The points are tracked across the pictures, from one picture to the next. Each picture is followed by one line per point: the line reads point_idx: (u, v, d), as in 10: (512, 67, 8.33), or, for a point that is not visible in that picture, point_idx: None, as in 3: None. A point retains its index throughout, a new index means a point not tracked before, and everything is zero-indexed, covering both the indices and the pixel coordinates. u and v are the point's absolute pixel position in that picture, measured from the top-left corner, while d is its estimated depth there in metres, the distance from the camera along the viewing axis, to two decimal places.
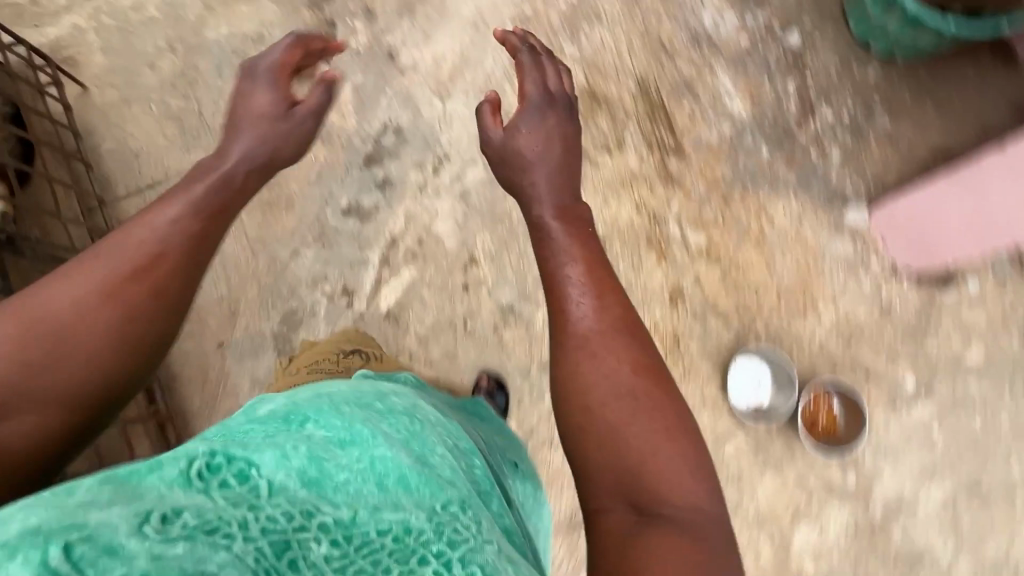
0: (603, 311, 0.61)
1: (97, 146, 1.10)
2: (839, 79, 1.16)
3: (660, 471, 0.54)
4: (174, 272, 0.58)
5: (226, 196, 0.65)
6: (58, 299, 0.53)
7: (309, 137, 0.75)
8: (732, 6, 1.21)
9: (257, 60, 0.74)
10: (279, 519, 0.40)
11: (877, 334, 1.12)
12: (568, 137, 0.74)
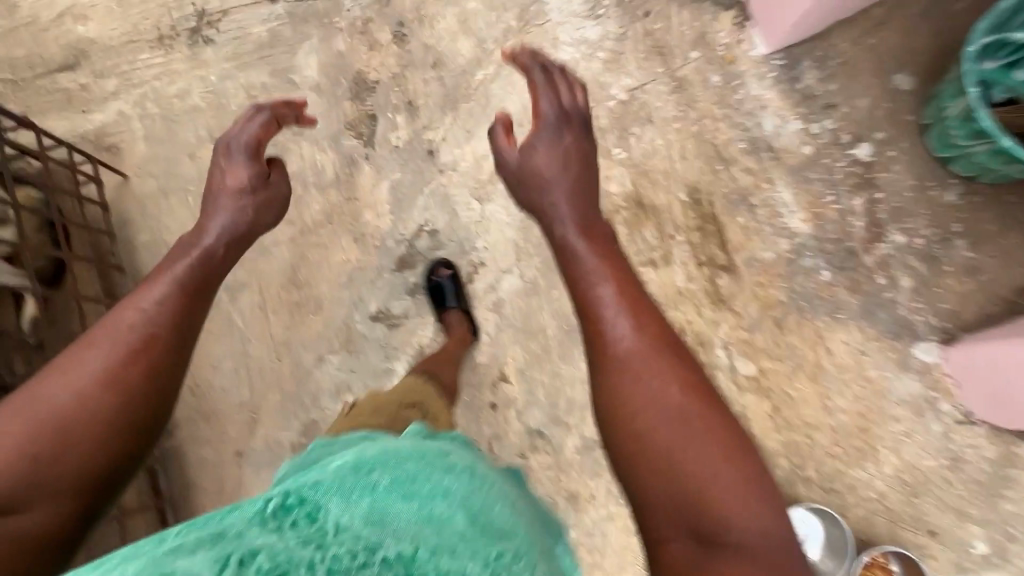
0: (643, 332, 0.65)
1: (133, 240, 1.10)
2: (915, 201, 1.06)
3: (715, 491, 0.56)
4: (165, 345, 0.65)
5: (202, 270, 0.73)
6: (61, 388, 0.59)
7: (283, 201, 0.87)
8: (798, 112, 1.12)
9: (233, 138, 0.85)
10: (344, 558, 0.43)
11: (945, 491, 1.00)
12: (585, 168, 0.83)
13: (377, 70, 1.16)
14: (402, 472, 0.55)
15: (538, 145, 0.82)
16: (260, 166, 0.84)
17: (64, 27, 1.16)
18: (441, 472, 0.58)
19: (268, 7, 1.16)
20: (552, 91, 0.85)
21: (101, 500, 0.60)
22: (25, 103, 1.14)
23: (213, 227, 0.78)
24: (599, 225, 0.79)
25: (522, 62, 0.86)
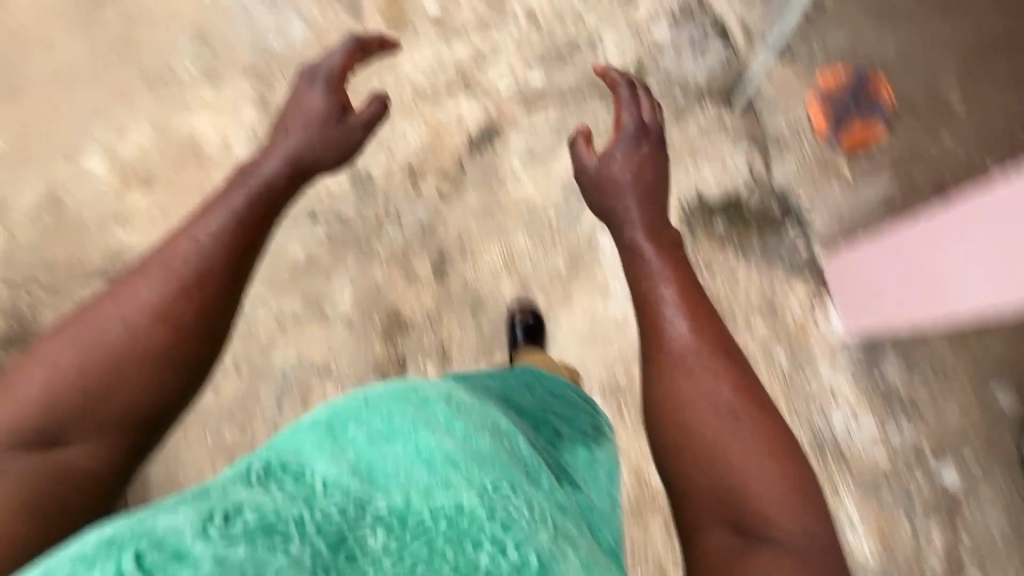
0: (702, 334, 0.58)
1: (147, 473, 1.06)
2: (1003, 546, 0.93)
3: (764, 490, 0.51)
4: (216, 278, 0.56)
5: (265, 200, 0.63)
6: (120, 315, 0.52)
7: (356, 144, 0.75)
8: (875, 413, 0.99)
9: (317, 65, 0.75)
10: (334, 516, 0.42)
11: None
12: (662, 175, 0.70)
13: (412, 306, 1.09)
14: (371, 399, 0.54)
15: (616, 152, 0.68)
16: (343, 99, 0.74)
17: (106, 231, 1.15)
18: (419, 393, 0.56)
19: (308, 226, 1.13)
20: (637, 106, 0.71)
21: (152, 433, 0.53)
22: (58, 314, 1.12)
23: (265, 164, 0.67)
24: (666, 227, 0.68)
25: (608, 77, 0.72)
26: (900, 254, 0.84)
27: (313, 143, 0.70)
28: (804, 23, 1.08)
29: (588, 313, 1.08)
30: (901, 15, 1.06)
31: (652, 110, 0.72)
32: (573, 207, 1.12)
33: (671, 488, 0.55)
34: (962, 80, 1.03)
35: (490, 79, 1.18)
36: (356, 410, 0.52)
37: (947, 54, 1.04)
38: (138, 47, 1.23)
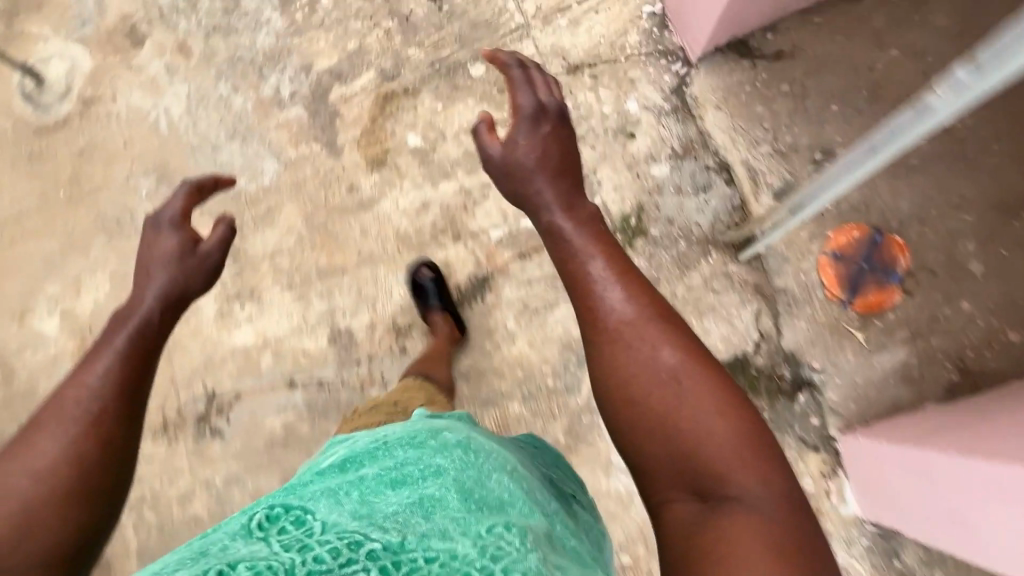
0: (637, 300, 0.56)
1: None
2: None
3: (720, 451, 0.49)
4: (117, 413, 0.53)
5: (150, 332, 0.59)
6: (17, 478, 0.48)
7: (218, 272, 0.68)
8: None
9: (161, 211, 0.68)
10: (325, 558, 0.38)
11: None
12: (569, 155, 0.66)
13: None
14: (393, 459, 0.58)
15: (518, 135, 0.63)
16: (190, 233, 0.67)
17: None
18: (433, 453, 0.59)
19: (285, 394, 1.04)
20: (532, 85, 0.66)
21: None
22: None
23: (145, 297, 0.62)
24: (581, 201, 0.64)
25: (497, 57, 0.67)
26: (915, 484, 0.80)
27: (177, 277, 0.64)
28: (813, 171, 1.03)
29: (590, 488, 1.01)
30: (915, 165, 1.00)
31: (546, 85, 0.68)
32: (572, 369, 1.04)
33: (633, 462, 0.52)
34: (981, 238, 0.97)
35: (479, 225, 1.10)
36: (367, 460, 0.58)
37: (965, 209, 0.98)
38: (94, 190, 1.12)
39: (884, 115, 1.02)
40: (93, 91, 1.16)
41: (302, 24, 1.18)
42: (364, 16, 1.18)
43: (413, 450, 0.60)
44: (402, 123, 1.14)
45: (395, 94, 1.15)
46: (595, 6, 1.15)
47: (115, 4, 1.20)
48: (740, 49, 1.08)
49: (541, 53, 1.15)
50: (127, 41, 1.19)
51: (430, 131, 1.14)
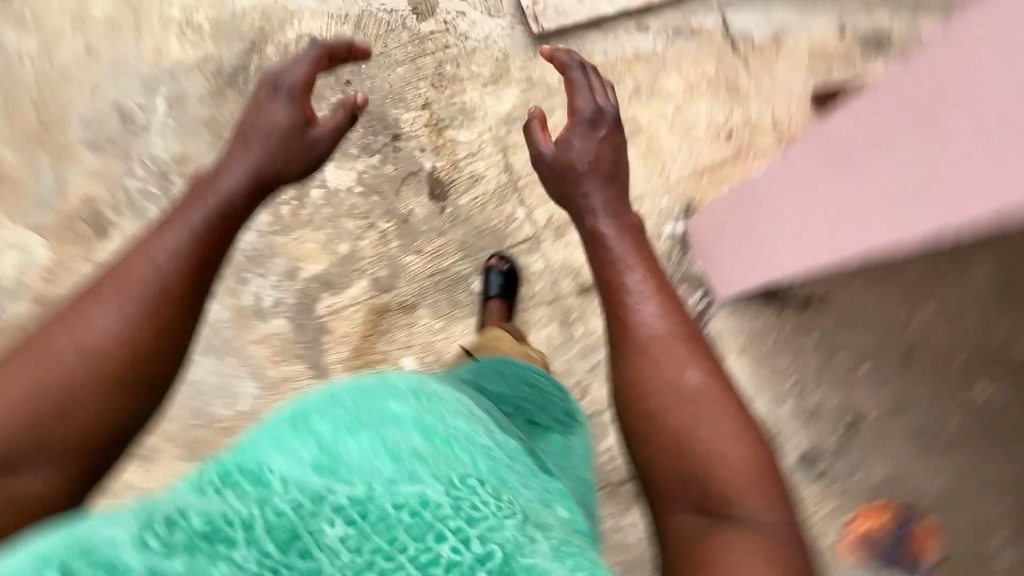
0: (671, 315, 0.53)
1: None
2: None
3: (731, 469, 0.47)
4: (182, 302, 0.49)
5: (231, 216, 0.55)
6: (67, 346, 0.45)
7: (319, 162, 0.65)
8: None
9: (280, 72, 0.65)
10: (285, 511, 0.37)
11: None
12: (620, 161, 0.66)
13: None
14: (342, 405, 0.52)
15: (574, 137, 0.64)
16: (306, 110, 0.64)
17: None
18: (387, 399, 0.53)
19: None
20: (590, 89, 0.67)
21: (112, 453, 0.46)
22: None
23: (227, 178, 0.58)
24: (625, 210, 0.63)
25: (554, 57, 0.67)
26: None
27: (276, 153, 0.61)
28: (839, 439, 0.96)
29: None
30: (946, 443, 0.94)
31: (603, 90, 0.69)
32: None
33: (636, 463, 0.51)
34: (1010, 530, 0.91)
35: None
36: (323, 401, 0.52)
37: (995, 498, 0.93)
38: None
39: (917, 384, 0.95)
40: (49, 288, 1.04)
41: (287, 219, 1.07)
42: (359, 213, 1.07)
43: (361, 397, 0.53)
44: (396, 343, 1.04)
45: (390, 308, 1.05)
46: None
47: (77, 184, 1.07)
48: (769, 296, 0.99)
49: (551, 268, 1.06)
50: (90, 230, 1.06)
51: (427, 353, 1.04)
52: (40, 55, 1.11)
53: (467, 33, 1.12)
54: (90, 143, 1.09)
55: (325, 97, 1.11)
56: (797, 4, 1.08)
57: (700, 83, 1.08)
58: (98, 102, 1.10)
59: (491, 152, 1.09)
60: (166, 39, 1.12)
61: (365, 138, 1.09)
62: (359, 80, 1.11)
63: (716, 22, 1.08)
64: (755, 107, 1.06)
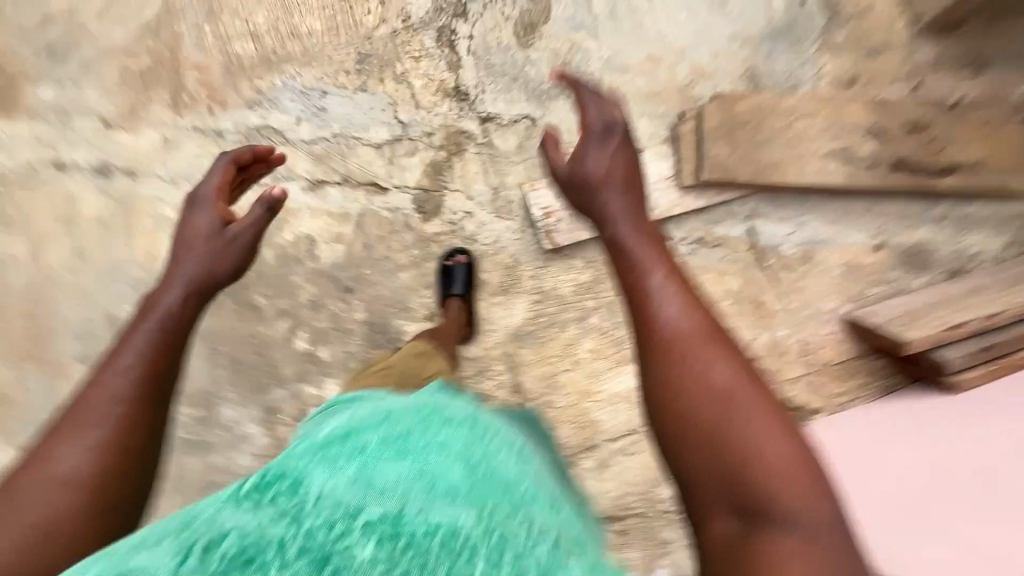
0: (696, 312, 0.50)
1: None
2: None
3: (776, 474, 0.44)
4: (140, 419, 0.52)
5: (178, 328, 0.57)
6: (37, 492, 0.47)
7: (249, 255, 0.67)
8: None
9: (197, 188, 0.69)
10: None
11: None
12: (635, 172, 0.64)
13: None
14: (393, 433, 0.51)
15: (587, 151, 0.62)
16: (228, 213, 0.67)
17: None
18: (436, 425, 0.54)
19: None
20: (600, 105, 0.66)
21: None
22: None
23: (164, 295, 0.59)
24: (645, 214, 0.60)
25: (567, 78, 0.69)
26: None
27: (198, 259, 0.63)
28: None
29: None
30: None
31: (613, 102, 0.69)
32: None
33: (671, 476, 0.47)
34: None
35: None
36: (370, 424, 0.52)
37: None
38: None
39: None
40: None
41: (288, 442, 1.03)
42: None
43: (405, 424, 0.53)
44: None
45: None
46: (627, 446, 1.01)
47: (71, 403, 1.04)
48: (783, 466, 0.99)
49: None
50: None
51: None
52: (27, 261, 1.07)
53: (474, 236, 1.07)
54: (83, 358, 1.05)
55: (325, 305, 1.06)
56: (830, 215, 1.00)
57: (724, 299, 1.00)
58: (90, 311, 1.06)
59: (500, 370, 1.03)
60: (159, 240, 1.08)
61: (367, 351, 1.05)
62: (361, 286, 1.06)
63: (741, 232, 1.01)
64: (783, 328, 0.99)
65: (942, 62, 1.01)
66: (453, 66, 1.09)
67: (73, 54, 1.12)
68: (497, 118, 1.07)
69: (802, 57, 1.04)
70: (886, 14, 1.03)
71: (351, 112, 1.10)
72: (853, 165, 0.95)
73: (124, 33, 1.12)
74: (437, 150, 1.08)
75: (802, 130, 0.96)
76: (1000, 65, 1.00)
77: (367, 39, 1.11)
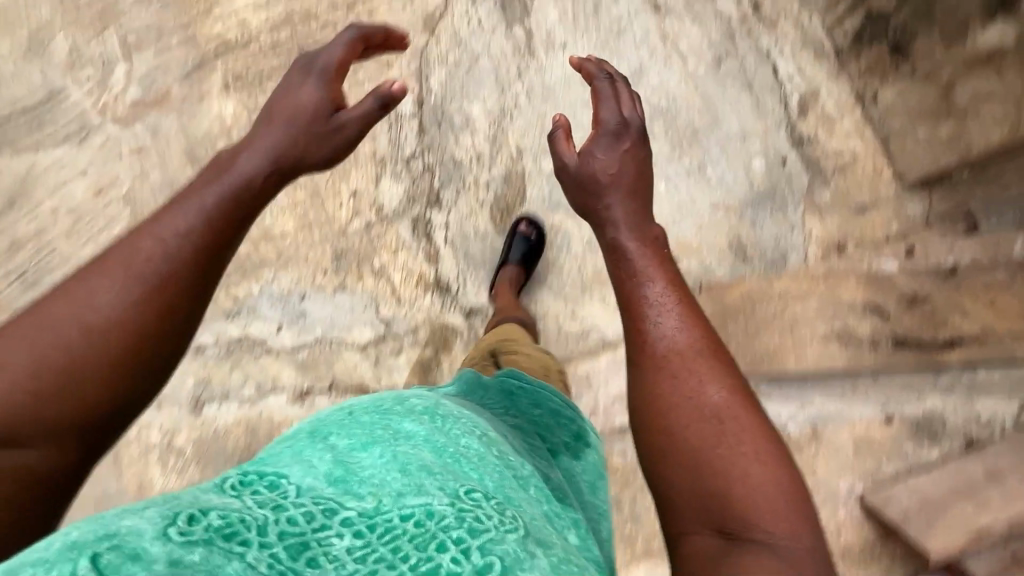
0: (692, 326, 0.49)
1: None
2: None
3: (757, 487, 0.42)
4: (187, 279, 0.49)
5: (246, 197, 0.54)
6: (64, 320, 0.45)
7: (351, 144, 0.64)
8: None
9: (315, 55, 0.65)
10: (299, 520, 0.39)
11: None
12: (646, 175, 0.60)
13: None
14: (361, 426, 0.53)
15: (596, 149, 0.58)
16: (339, 96, 0.63)
17: None
18: (400, 418, 0.54)
19: None
20: (617, 102, 0.62)
21: (102, 434, 0.47)
22: None
23: (244, 161, 0.56)
24: (653, 224, 0.58)
25: (585, 68, 0.64)
26: None
27: (288, 144, 0.59)
28: None
29: None
30: None
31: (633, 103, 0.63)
32: None
33: (651, 491, 0.46)
34: None
35: None
36: (339, 422, 0.54)
37: None
38: None
39: None
40: None
41: None
42: None
43: (379, 418, 0.54)
44: None
45: None
46: None
47: None
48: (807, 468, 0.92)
49: None
50: None
51: None
52: None
53: None
54: None
55: None
56: (834, 391, 0.96)
57: None
58: None
59: None
60: (147, 470, 1.03)
61: None
62: None
63: None
64: None
65: (931, 219, 0.99)
66: (431, 258, 1.07)
67: (45, 278, 1.09)
68: (480, 311, 1.06)
69: (787, 222, 1.01)
70: (873, 169, 1.01)
71: (333, 313, 1.07)
72: (854, 347, 0.92)
73: (95, 250, 1.10)
74: (422, 346, 1.05)
75: (798, 313, 0.93)
76: (989, 218, 0.97)
77: (341, 235, 1.08)
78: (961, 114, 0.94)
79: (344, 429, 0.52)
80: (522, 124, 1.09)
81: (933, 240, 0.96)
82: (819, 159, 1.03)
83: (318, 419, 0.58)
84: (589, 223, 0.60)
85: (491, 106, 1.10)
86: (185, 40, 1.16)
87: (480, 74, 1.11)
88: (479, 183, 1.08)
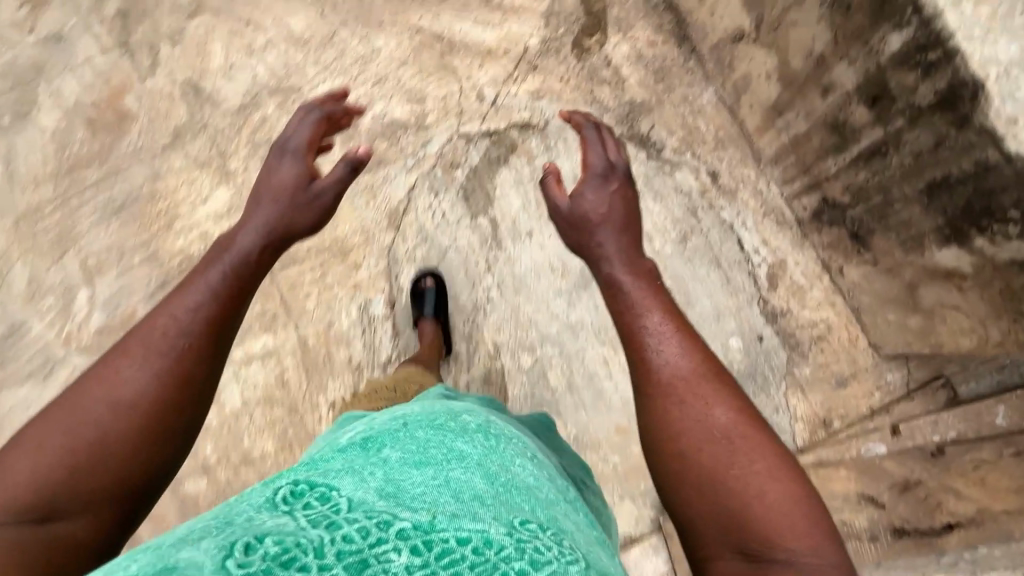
0: (692, 355, 0.53)
1: None
2: None
3: (768, 506, 0.45)
4: (199, 351, 0.52)
5: (244, 270, 0.58)
6: (93, 402, 0.48)
7: (327, 212, 0.69)
8: None
9: (286, 138, 0.71)
10: (355, 537, 0.31)
11: None
12: (634, 212, 0.66)
13: None
14: (413, 440, 0.47)
15: (586, 191, 0.65)
16: (312, 168, 0.69)
17: None
18: (454, 437, 0.48)
19: None
20: (602, 145, 0.68)
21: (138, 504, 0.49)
22: None
23: (241, 236, 0.62)
24: (644, 258, 0.63)
25: (574, 119, 0.71)
26: None
27: (285, 213, 0.65)
28: None
29: None
30: None
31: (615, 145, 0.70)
32: None
33: (675, 517, 0.49)
34: None
35: None
36: (393, 433, 0.48)
37: None
38: None
39: None
40: None
41: None
42: None
43: (433, 433, 0.49)
44: None
45: None
46: None
47: None
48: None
49: None
50: None
51: None
52: None
53: None
54: None
55: None
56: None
57: None
58: None
59: None
60: None
61: None
62: None
63: None
64: None
65: (910, 388, 0.97)
66: None
67: None
68: None
69: (772, 403, 1.04)
70: (848, 339, 1.02)
71: None
72: (854, 542, 0.92)
73: None
74: None
75: None
76: (967, 383, 0.93)
77: None
78: (927, 313, 0.91)
79: (395, 441, 0.46)
80: (496, 318, 1.09)
81: (914, 417, 0.95)
82: (794, 332, 1.05)
83: (368, 426, 0.53)
84: (584, 259, 0.65)
85: (464, 302, 1.10)
86: (147, 258, 1.14)
87: (449, 268, 1.12)
88: (459, 383, 1.07)
